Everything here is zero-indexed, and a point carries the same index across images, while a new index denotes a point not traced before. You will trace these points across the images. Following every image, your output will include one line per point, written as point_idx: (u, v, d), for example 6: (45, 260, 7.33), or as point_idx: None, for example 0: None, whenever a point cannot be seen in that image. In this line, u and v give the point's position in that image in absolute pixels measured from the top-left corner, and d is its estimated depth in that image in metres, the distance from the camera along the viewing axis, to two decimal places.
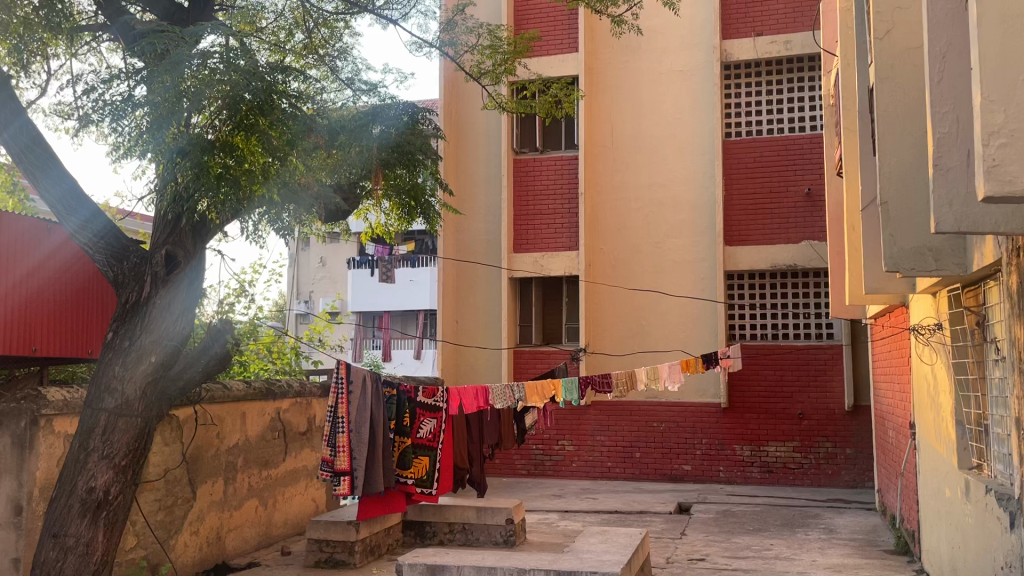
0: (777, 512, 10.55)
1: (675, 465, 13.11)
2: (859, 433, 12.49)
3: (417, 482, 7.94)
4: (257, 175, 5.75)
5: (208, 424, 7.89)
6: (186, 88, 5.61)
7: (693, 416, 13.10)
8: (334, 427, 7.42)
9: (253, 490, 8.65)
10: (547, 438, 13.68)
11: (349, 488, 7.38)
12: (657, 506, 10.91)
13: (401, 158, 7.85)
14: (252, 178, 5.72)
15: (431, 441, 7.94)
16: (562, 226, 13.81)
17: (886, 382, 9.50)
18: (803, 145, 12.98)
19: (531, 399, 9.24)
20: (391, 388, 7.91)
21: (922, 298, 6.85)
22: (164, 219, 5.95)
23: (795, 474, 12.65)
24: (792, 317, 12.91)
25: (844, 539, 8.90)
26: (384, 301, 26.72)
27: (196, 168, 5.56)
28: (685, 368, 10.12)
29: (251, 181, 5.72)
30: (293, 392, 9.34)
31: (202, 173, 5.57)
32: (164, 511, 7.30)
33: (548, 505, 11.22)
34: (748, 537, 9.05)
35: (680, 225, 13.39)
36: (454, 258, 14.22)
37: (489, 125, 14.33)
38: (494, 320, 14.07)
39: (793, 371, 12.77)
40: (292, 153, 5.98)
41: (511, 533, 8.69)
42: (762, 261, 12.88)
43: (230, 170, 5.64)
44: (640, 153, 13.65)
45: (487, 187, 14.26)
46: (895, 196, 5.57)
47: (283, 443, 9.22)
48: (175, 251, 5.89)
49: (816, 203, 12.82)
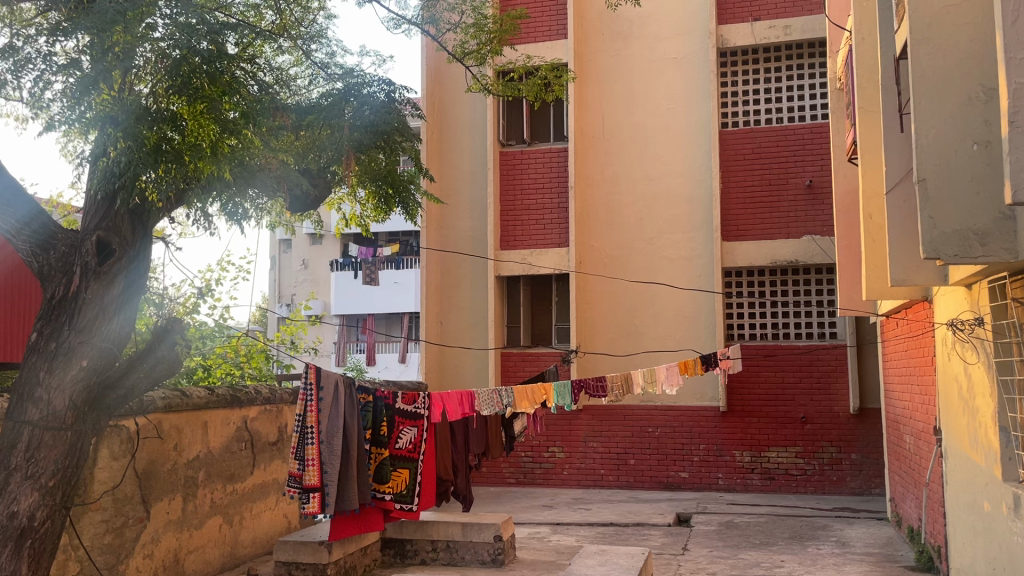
0: (783, 522, 9.89)
1: (672, 473, 12.43)
2: (865, 437, 11.85)
3: (395, 498, 7.19)
4: (213, 152, 5.04)
5: (164, 436, 7.14)
6: (113, 45, 4.95)
7: (691, 420, 12.42)
8: (303, 438, 6.63)
9: (217, 507, 7.88)
10: (536, 444, 12.97)
11: (320, 505, 6.59)
12: (655, 517, 10.23)
13: (375, 139, 7.12)
14: (203, 155, 5.00)
15: (411, 452, 7.23)
16: (551, 222, 13.11)
17: (901, 385, 8.86)
18: (803, 135, 12.33)
19: (522, 405, 8.55)
20: (366, 394, 7.17)
21: (955, 291, 6.19)
22: (96, 201, 5.20)
23: (798, 481, 12.00)
24: (793, 316, 12.28)
25: (859, 554, 8.24)
26: (369, 304, 25.91)
27: (131, 139, 4.86)
28: (684, 370, 9.44)
29: (201, 158, 4.99)
30: (261, 399, 8.58)
31: (138, 145, 4.87)
32: (113, 533, 6.54)
33: (539, 517, 10.51)
34: (756, 553, 8.38)
35: (676, 220, 12.72)
36: (438, 253, 13.53)
37: (475, 116, 13.62)
38: (480, 321, 13.34)
39: (795, 373, 12.11)
40: (249, 129, 5.27)
41: (500, 551, 7.97)
42: (762, 256, 12.23)
43: (172, 143, 4.96)
44: (633, 144, 12.98)
45: (473, 182, 13.55)
46: (935, 172, 4.99)
47: (251, 455, 8.47)
48: (109, 238, 5.10)
49: (818, 196, 12.17)
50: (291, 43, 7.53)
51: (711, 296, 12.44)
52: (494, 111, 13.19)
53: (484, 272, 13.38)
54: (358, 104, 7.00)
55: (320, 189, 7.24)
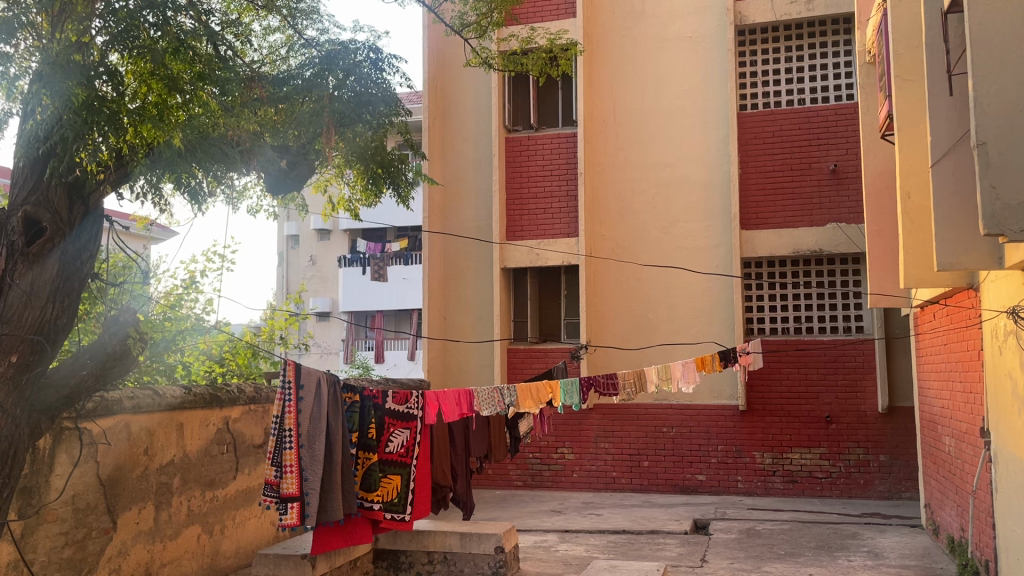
0: (810, 530, 9.18)
1: (688, 475, 11.74)
2: (895, 438, 11.11)
3: (385, 508, 6.58)
4: (165, 119, 4.95)
5: (133, 438, 6.55)
6: None
7: (708, 420, 11.73)
8: (280, 442, 6.01)
9: (195, 515, 7.28)
10: (545, 445, 12.32)
11: (299, 517, 5.96)
12: (670, 524, 9.56)
13: (360, 113, 6.57)
14: (166, 122, 4.93)
15: (403, 457, 6.62)
16: (560, 211, 12.43)
17: (940, 382, 8.14)
18: (827, 117, 11.59)
19: (526, 405, 7.89)
20: (351, 393, 6.57)
21: (1013, 276, 5.50)
22: (22, 172, 4.73)
23: (823, 484, 11.29)
24: (816, 308, 11.58)
25: (895, 566, 7.56)
26: (377, 300, 25.25)
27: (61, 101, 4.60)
28: (701, 367, 8.76)
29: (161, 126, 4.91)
30: (245, 398, 7.97)
31: (67, 105, 4.60)
32: (73, 547, 5.93)
33: (547, 523, 9.86)
34: (781, 565, 7.70)
35: (692, 208, 12.01)
36: (441, 245, 12.92)
37: (478, 102, 12.99)
38: (485, 315, 12.69)
39: (819, 370, 11.39)
40: (206, 93, 5.25)
41: (502, 564, 7.33)
42: (783, 246, 11.52)
43: (105, 102, 4.76)
44: (646, 128, 12.28)
45: (478, 170, 12.89)
46: (998, 134, 4.36)
47: (234, 459, 7.86)
48: (39, 213, 4.58)
49: (843, 181, 11.44)
50: (280, 20, 6.87)
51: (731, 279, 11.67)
52: (498, 94, 12.54)
53: (489, 263, 12.72)
54: (343, 74, 6.45)
55: (300, 170, 6.52)
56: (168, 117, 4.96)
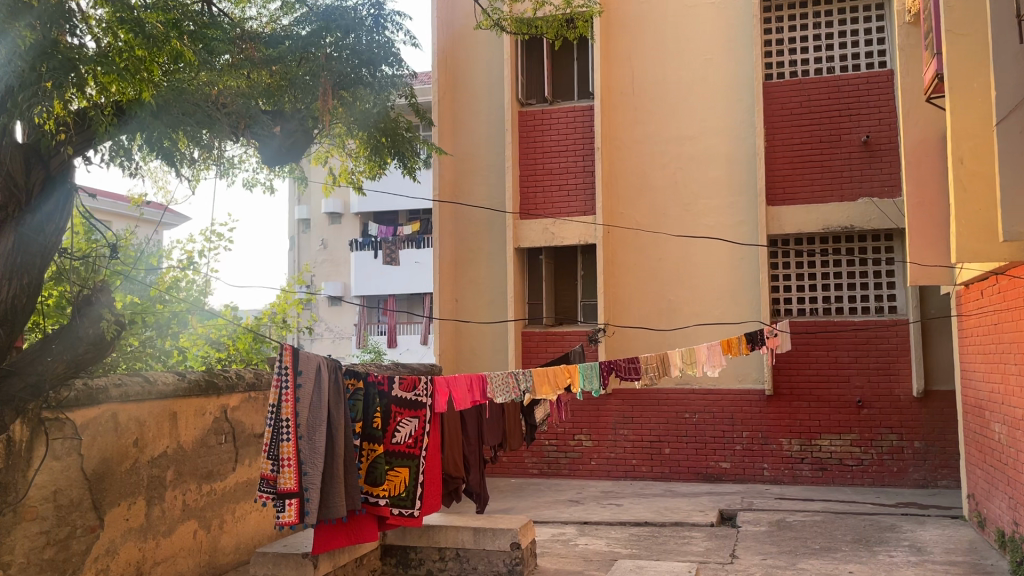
0: (844, 522, 8.65)
1: (712, 463, 11.23)
2: (930, 423, 10.55)
3: (391, 503, 6.09)
4: (135, 74, 4.78)
5: (121, 431, 6.09)
6: None
7: (732, 405, 11.20)
8: (277, 433, 5.56)
9: (190, 510, 6.83)
10: (562, 432, 11.81)
11: (297, 515, 5.47)
12: (695, 515, 9.05)
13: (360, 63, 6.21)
14: (134, 78, 4.77)
15: (411, 447, 6.21)
16: (575, 187, 11.88)
17: (987, 366, 7.57)
18: (858, 86, 10.95)
19: (542, 390, 7.38)
20: (354, 379, 5.99)
21: None
22: None
23: (854, 472, 10.74)
24: (847, 288, 11.00)
25: (940, 563, 7.03)
26: (390, 284, 24.78)
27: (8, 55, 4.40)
28: (727, 350, 8.23)
29: (130, 82, 4.77)
30: (245, 385, 7.52)
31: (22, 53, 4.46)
32: (55, 546, 5.48)
33: (565, 515, 9.37)
34: (817, 562, 7.17)
35: (714, 183, 11.42)
36: (452, 224, 12.39)
37: (491, 74, 12.44)
38: (499, 297, 12.17)
39: (850, 352, 10.82)
40: (178, 41, 4.99)
41: (518, 562, 6.85)
42: (812, 223, 10.92)
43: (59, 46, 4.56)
44: (667, 100, 11.68)
45: (490, 146, 12.35)
46: None
47: (233, 449, 7.42)
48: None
49: (876, 153, 10.81)
50: None
51: (757, 249, 11.13)
52: (511, 65, 11.98)
53: (502, 243, 12.21)
54: (343, 34, 6.13)
55: (295, 133, 6.19)
56: (138, 72, 4.79)
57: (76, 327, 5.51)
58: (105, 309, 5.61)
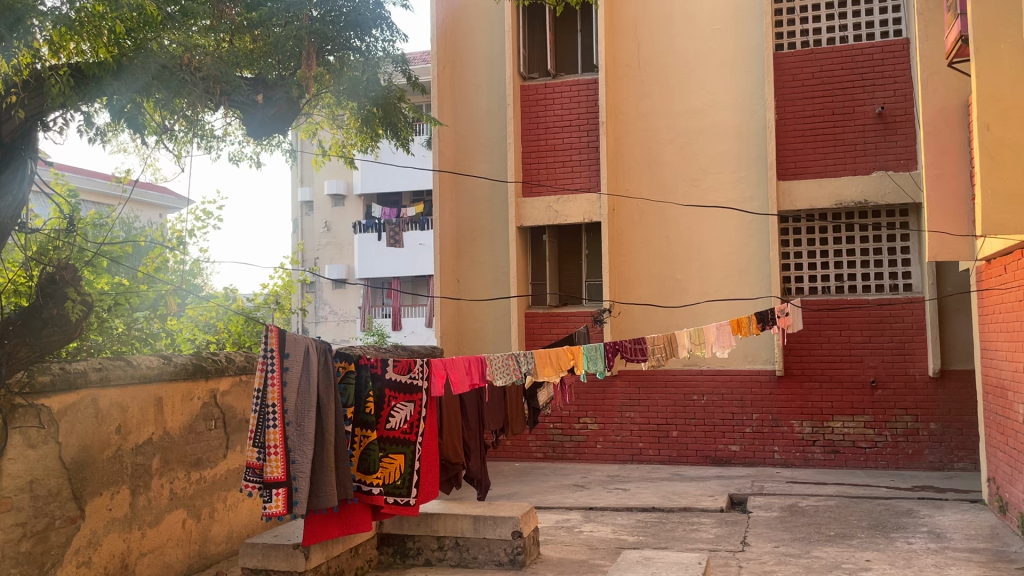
0: (859, 507, 8.34)
1: (721, 446, 10.93)
2: (947, 404, 10.21)
3: (386, 491, 5.80)
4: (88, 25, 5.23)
5: (102, 417, 5.82)
6: None
7: (741, 386, 10.90)
8: (262, 419, 5.26)
9: (178, 499, 6.57)
10: (566, 415, 11.53)
11: (285, 506, 5.19)
12: (704, 500, 8.76)
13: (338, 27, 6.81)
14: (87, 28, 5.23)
15: (408, 434, 5.84)
16: (580, 164, 11.53)
17: (1011, 344, 7.22)
18: (873, 55, 10.53)
19: (543, 373, 7.07)
20: (345, 362, 5.74)
21: None
22: None
23: (867, 455, 10.42)
24: (860, 265, 10.66)
25: (962, 550, 6.72)
26: (394, 266, 24.48)
27: None
28: (737, 330, 7.87)
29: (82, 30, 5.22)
30: (235, 368, 7.26)
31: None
32: (32, 539, 5.19)
33: (569, 500, 9.09)
34: (832, 550, 6.86)
35: (723, 158, 11.04)
36: (453, 202, 12.06)
37: (492, 48, 12.05)
38: (501, 278, 11.85)
39: (864, 332, 10.49)
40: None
41: (520, 551, 6.57)
42: (826, 197, 10.54)
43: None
44: (674, 72, 11.29)
45: (491, 122, 11.99)
46: None
47: (224, 436, 7.15)
48: None
49: (891, 125, 10.42)
50: None
51: (767, 220, 10.77)
52: (512, 38, 11.59)
53: (505, 222, 11.87)
54: None
55: (278, 104, 6.77)
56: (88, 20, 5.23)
57: (40, 308, 5.32)
58: (70, 289, 5.45)
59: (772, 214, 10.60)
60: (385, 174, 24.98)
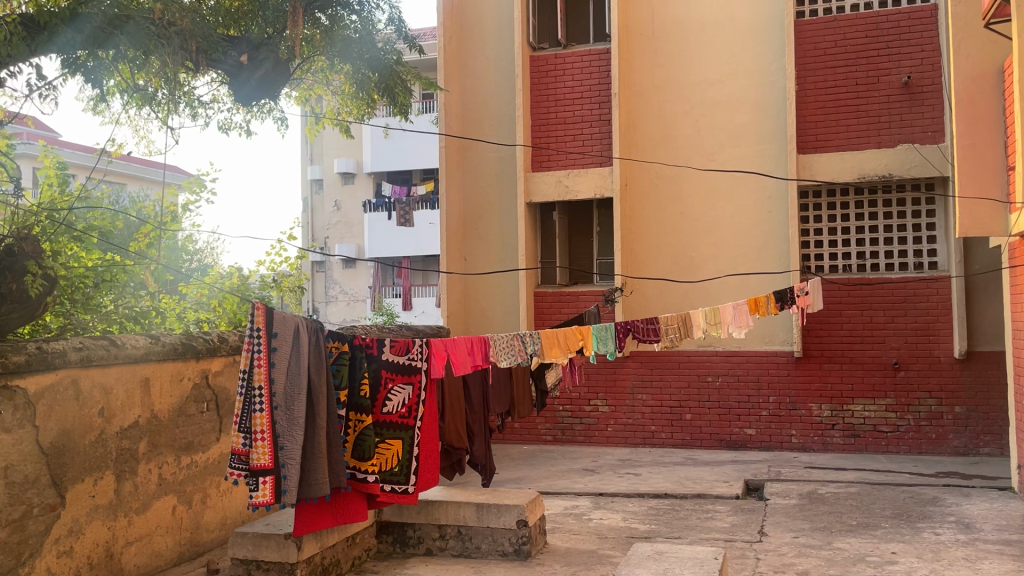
0: (882, 494, 7.97)
1: (736, 430, 10.57)
2: (973, 387, 9.79)
3: (381, 479, 5.47)
4: None
5: (83, 399, 5.51)
6: None
7: (758, 368, 10.51)
8: (249, 403, 4.93)
9: (167, 484, 6.28)
10: (576, 397, 11.18)
11: (273, 494, 4.88)
12: (719, 486, 8.41)
13: None
14: None
15: (406, 418, 5.53)
16: (590, 137, 11.11)
17: None
18: (899, 21, 10.02)
19: (551, 354, 6.72)
20: (338, 342, 5.39)
21: None
22: None
23: (889, 439, 10.03)
24: (882, 243, 10.23)
25: (993, 542, 6.34)
26: (405, 245, 24.18)
27: None
28: (754, 310, 7.40)
29: None
30: (228, 348, 6.94)
31: None
32: (8, 528, 4.89)
33: (579, 485, 8.76)
34: (856, 541, 6.50)
35: (740, 131, 10.59)
36: (460, 177, 11.65)
37: (500, 18, 11.62)
38: (510, 255, 11.47)
39: (886, 312, 10.07)
40: None
41: (525, 541, 6.24)
42: (848, 171, 10.09)
43: None
44: (689, 41, 10.83)
45: (499, 94, 11.57)
46: None
47: (217, 418, 6.85)
48: None
49: (916, 95, 9.93)
50: None
51: (786, 184, 10.32)
52: (522, 6, 11.15)
53: (513, 198, 11.48)
54: None
55: (264, 65, 6.62)
56: None
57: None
58: (29, 262, 5.25)
59: (792, 190, 10.16)
60: (395, 151, 24.52)
